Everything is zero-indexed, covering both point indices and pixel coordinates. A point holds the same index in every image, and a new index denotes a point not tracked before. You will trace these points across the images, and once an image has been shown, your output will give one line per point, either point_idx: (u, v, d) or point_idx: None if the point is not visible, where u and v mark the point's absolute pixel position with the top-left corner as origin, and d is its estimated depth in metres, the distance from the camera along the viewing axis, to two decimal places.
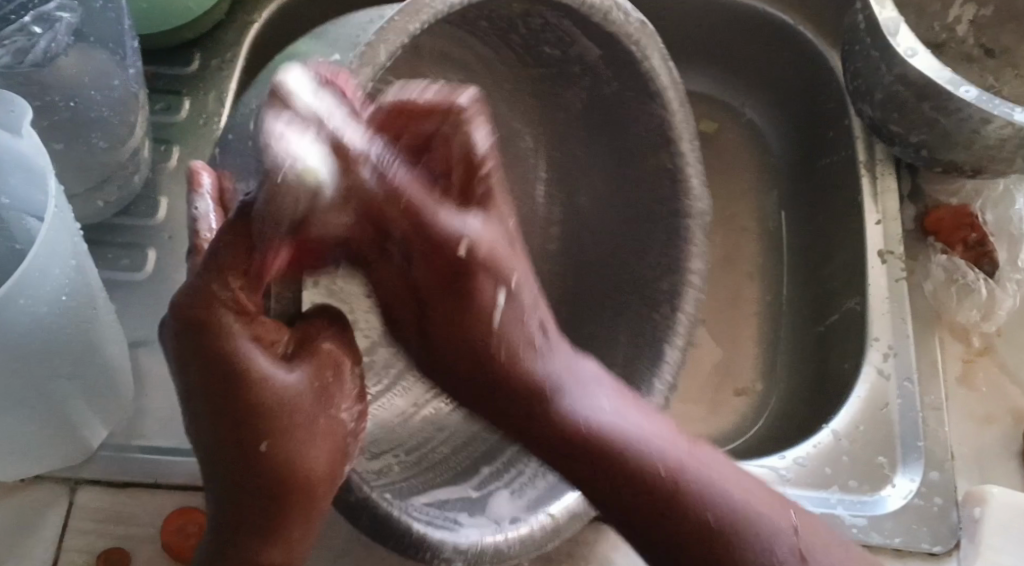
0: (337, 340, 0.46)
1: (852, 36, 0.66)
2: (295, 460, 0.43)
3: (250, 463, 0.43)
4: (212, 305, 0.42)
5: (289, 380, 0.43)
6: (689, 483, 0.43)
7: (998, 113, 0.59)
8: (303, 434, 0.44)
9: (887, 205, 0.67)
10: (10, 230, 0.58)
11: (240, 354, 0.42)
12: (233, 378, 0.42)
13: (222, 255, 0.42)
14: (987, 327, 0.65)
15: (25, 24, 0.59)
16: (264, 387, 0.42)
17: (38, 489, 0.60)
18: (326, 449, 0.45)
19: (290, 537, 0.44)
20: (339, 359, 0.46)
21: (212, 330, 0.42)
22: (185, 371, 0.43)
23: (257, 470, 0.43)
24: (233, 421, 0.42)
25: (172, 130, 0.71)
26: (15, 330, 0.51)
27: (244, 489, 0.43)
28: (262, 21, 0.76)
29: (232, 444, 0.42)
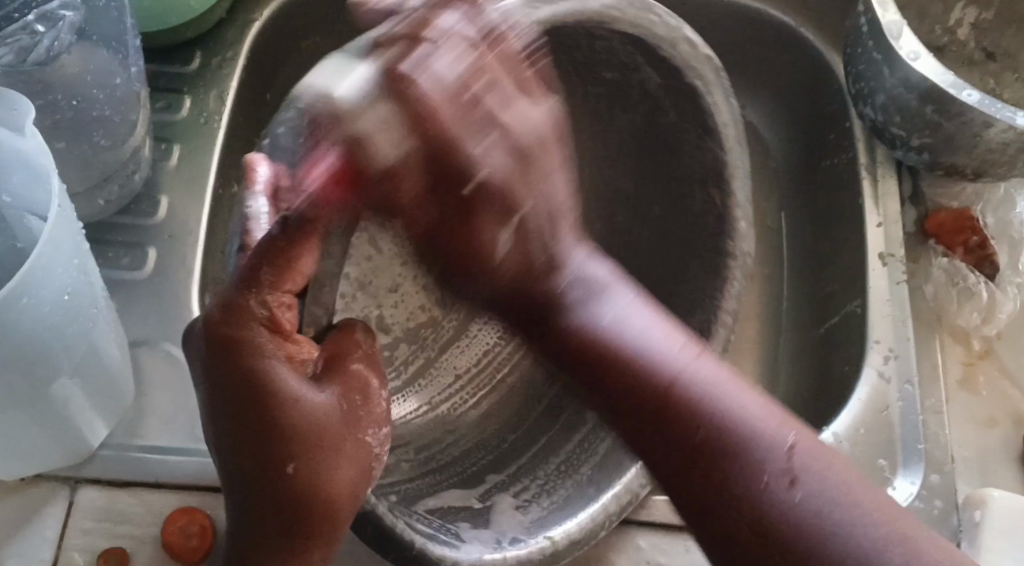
0: (365, 364, 0.50)
1: (855, 39, 0.67)
2: (318, 480, 0.47)
3: (274, 481, 0.47)
4: (246, 324, 0.46)
5: (317, 399, 0.47)
6: (695, 395, 0.46)
7: (1001, 117, 0.59)
8: (328, 456, 0.47)
9: (888, 207, 0.67)
10: (12, 228, 0.59)
11: (273, 377, 0.46)
12: (264, 394, 0.46)
13: (260, 271, 0.47)
14: (987, 330, 0.65)
15: (28, 23, 0.58)
16: (293, 410, 0.46)
17: (39, 488, 0.60)
18: (348, 470, 0.48)
19: (310, 551, 0.48)
20: (368, 386, 0.50)
21: (243, 348, 0.46)
22: (215, 391, 0.47)
23: (279, 488, 0.47)
24: (260, 441, 0.46)
25: (173, 129, 0.71)
26: (17, 329, 0.51)
27: (267, 505, 0.47)
28: (264, 19, 0.76)
29: (258, 462, 0.46)
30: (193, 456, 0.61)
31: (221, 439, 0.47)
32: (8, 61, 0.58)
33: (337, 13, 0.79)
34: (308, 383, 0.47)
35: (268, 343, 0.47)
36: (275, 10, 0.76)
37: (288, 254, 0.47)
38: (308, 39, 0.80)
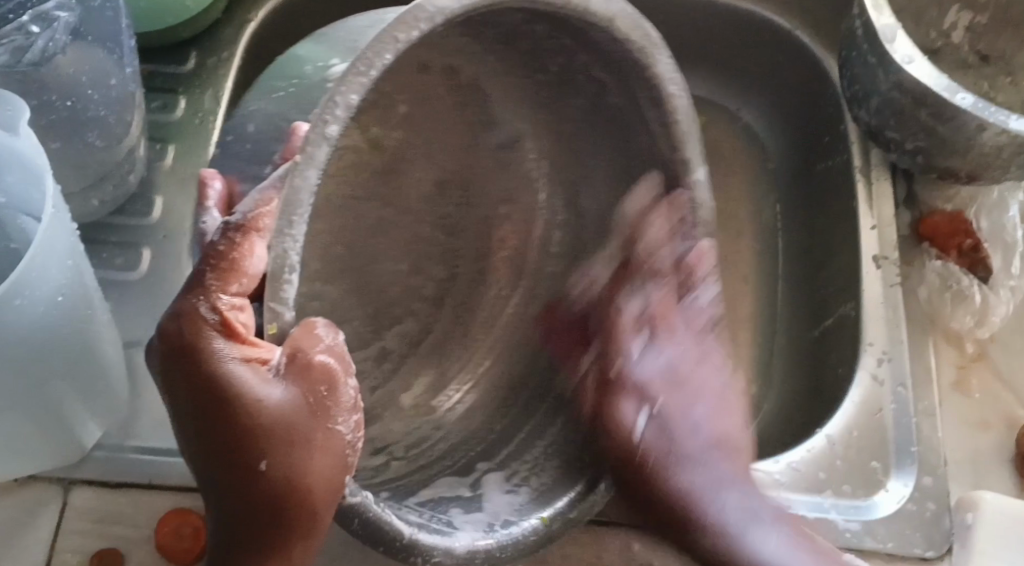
0: (330, 351, 0.46)
1: (849, 42, 0.67)
2: (295, 476, 0.44)
3: (248, 481, 0.44)
4: (199, 328, 0.44)
5: (276, 398, 0.44)
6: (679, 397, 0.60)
7: (994, 120, 0.60)
8: (301, 450, 0.44)
9: (883, 210, 0.67)
10: (7, 230, 0.58)
11: (227, 377, 0.43)
12: (223, 398, 0.44)
13: (209, 280, 0.44)
14: (981, 333, 0.65)
15: (23, 24, 0.58)
16: (255, 408, 0.44)
17: (32, 489, 0.60)
18: (322, 466, 0.45)
19: (291, 550, 0.46)
20: (334, 378, 0.45)
21: (196, 353, 0.43)
22: (176, 396, 0.45)
23: (253, 488, 0.44)
24: (228, 443, 0.44)
25: (169, 129, 0.71)
26: (11, 330, 0.51)
27: (244, 507, 0.45)
28: (260, 19, 0.76)
29: (228, 463, 0.44)
30: None
31: (190, 445, 0.45)
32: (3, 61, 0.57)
33: (333, 14, 0.78)
34: (270, 381, 0.44)
35: (217, 345, 0.43)
36: (270, 10, 0.76)
37: (229, 255, 0.44)
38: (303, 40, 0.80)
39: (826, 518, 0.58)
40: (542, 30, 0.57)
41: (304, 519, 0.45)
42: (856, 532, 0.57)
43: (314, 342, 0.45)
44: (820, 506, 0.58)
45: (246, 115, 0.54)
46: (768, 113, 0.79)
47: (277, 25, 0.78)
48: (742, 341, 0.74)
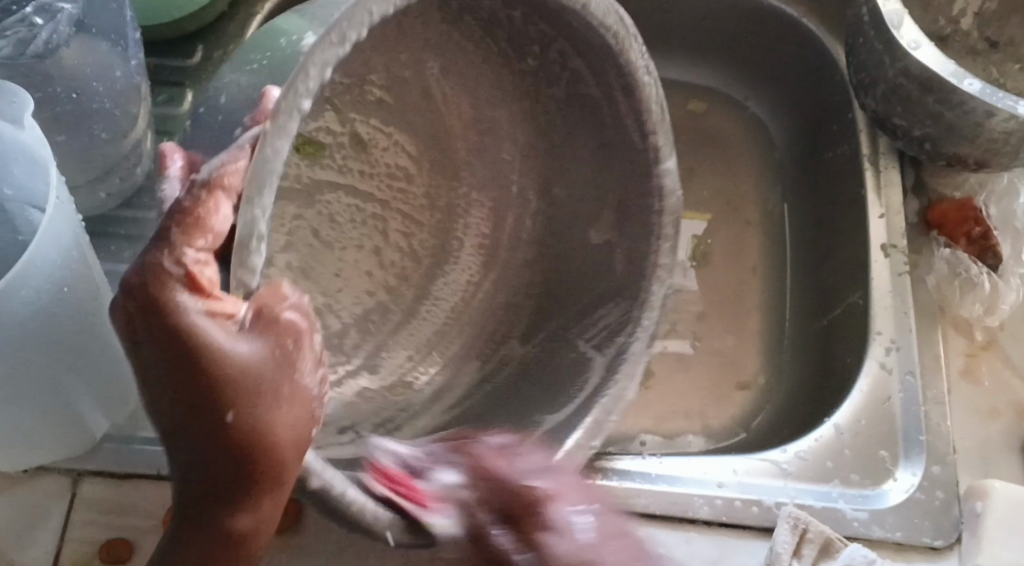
0: (298, 309, 0.44)
1: (856, 29, 0.66)
2: (261, 429, 0.43)
3: (214, 436, 0.43)
4: (164, 282, 0.41)
5: (246, 354, 0.42)
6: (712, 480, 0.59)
7: (1002, 106, 0.59)
8: (268, 403, 0.43)
9: (891, 198, 0.67)
10: (14, 222, 0.59)
11: (191, 331, 0.41)
12: (190, 356, 0.41)
13: (174, 234, 0.41)
14: (991, 321, 0.65)
15: (26, 15, 0.58)
16: (224, 361, 0.42)
17: (41, 480, 0.60)
18: (290, 423, 0.44)
19: (257, 507, 0.45)
20: (300, 333, 0.44)
21: (165, 308, 0.41)
22: (138, 345, 0.42)
23: (217, 444, 0.43)
24: (194, 396, 0.42)
25: (174, 122, 0.71)
26: (17, 321, 0.51)
27: (210, 461, 0.43)
28: (265, 13, 0.76)
29: (194, 419, 0.42)
30: None
31: (149, 397, 0.43)
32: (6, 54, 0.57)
33: None
34: (236, 336, 0.42)
35: (183, 300, 0.41)
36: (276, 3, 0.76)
37: (194, 211, 0.42)
38: None
39: (833, 507, 0.57)
40: (517, 17, 0.58)
41: (271, 477, 0.44)
42: (864, 521, 0.57)
43: (280, 299, 0.43)
44: (828, 495, 0.58)
45: (218, 90, 0.53)
46: (776, 102, 0.79)
47: None
48: (750, 331, 0.74)
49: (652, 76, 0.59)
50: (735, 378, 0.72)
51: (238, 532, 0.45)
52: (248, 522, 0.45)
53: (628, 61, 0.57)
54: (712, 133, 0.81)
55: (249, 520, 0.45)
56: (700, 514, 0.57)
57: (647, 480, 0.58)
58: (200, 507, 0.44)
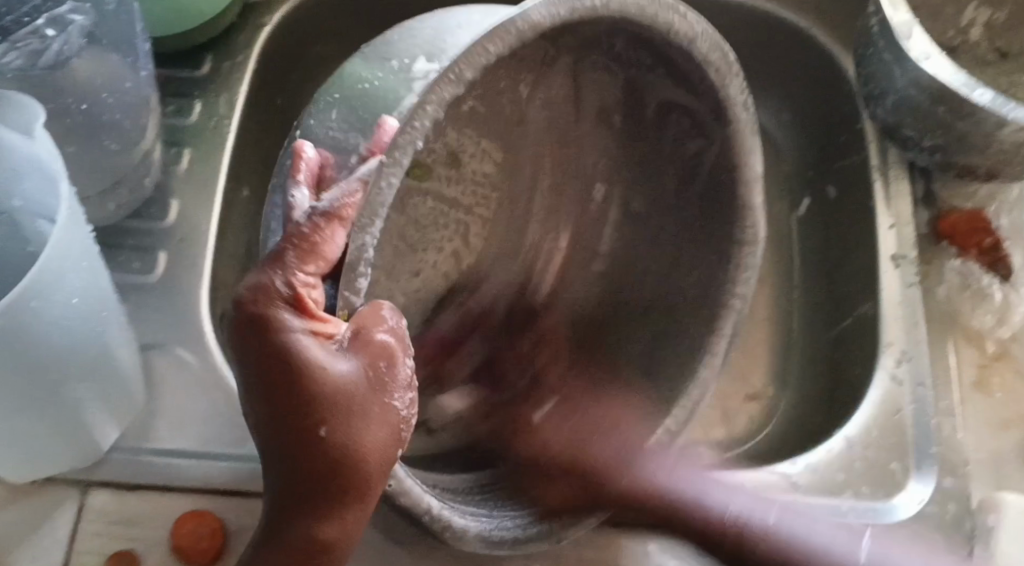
0: (394, 334, 0.46)
1: (866, 39, 0.66)
2: (352, 444, 0.44)
3: (306, 448, 0.44)
4: (271, 302, 0.44)
5: (345, 373, 0.44)
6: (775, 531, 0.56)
7: (1013, 117, 0.59)
8: (360, 418, 0.44)
9: (901, 209, 0.67)
10: (23, 232, 0.59)
11: (292, 347, 0.44)
12: (290, 370, 0.44)
13: (287, 255, 0.45)
14: (1001, 333, 0.64)
15: (39, 27, 0.59)
16: (321, 375, 0.44)
17: (49, 491, 0.60)
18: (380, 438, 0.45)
19: (344, 524, 0.45)
20: (394, 355, 0.46)
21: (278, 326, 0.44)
22: (242, 362, 0.45)
23: (310, 456, 0.44)
24: (289, 408, 0.44)
25: (183, 133, 0.71)
26: (27, 331, 0.51)
27: (302, 475, 0.44)
28: (274, 24, 0.76)
29: (288, 430, 0.44)
30: (202, 460, 0.61)
31: (250, 408, 0.45)
32: (18, 65, 0.58)
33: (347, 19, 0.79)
34: (336, 355, 0.44)
35: (291, 320, 0.44)
36: (285, 13, 0.76)
37: (311, 237, 0.45)
38: (317, 43, 0.80)
39: (843, 521, 0.57)
40: (616, 48, 0.56)
41: (363, 493, 0.45)
42: (875, 535, 0.56)
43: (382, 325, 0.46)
44: (838, 509, 0.57)
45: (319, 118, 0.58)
46: (783, 112, 0.79)
47: (293, 29, 0.78)
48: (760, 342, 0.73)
49: (750, 115, 0.56)
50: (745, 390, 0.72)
51: (320, 552, 0.45)
52: (333, 532, 0.45)
53: (728, 95, 0.55)
54: None
55: (335, 534, 0.45)
56: (711, 526, 0.57)
57: (709, 485, 0.58)
58: (286, 520, 0.45)
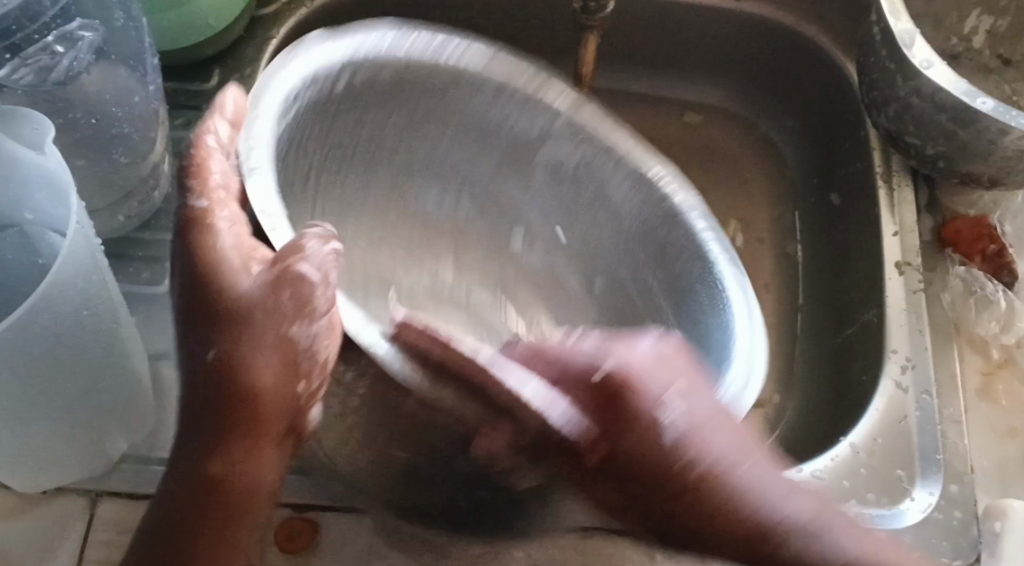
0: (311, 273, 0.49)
1: (868, 48, 0.66)
2: (243, 364, 0.48)
3: (207, 365, 0.48)
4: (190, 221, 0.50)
5: (242, 290, 0.49)
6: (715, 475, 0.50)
7: (1015, 124, 0.59)
8: (252, 338, 0.48)
9: (905, 216, 0.67)
10: (34, 245, 0.60)
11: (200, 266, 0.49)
12: (193, 283, 0.49)
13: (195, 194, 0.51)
14: (1006, 339, 0.64)
15: (48, 43, 0.58)
16: (219, 291, 0.49)
17: (61, 501, 0.60)
18: (274, 374, 0.49)
19: (230, 455, 0.48)
20: (301, 285, 0.49)
21: (208, 261, 0.49)
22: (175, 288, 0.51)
23: (210, 372, 0.48)
24: (197, 323, 0.49)
25: (192, 145, 0.72)
26: (38, 343, 0.52)
27: (203, 397, 0.49)
28: (281, 36, 0.77)
29: (193, 346, 0.49)
30: None
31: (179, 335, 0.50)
32: (29, 82, 0.58)
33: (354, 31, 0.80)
34: (239, 271, 0.49)
35: (229, 250, 0.50)
36: (292, 26, 0.77)
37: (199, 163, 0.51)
38: None
39: None
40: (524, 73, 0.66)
41: (263, 427, 0.49)
42: None
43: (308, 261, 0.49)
44: None
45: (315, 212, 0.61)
46: (786, 120, 0.79)
47: (300, 41, 0.79)
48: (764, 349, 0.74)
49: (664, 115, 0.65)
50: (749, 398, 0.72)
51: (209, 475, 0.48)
52: (220, 464, 0.48)
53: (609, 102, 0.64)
54: (726, 152, 0.81)
55: (222, 465, 0.48)
56: None
57: None
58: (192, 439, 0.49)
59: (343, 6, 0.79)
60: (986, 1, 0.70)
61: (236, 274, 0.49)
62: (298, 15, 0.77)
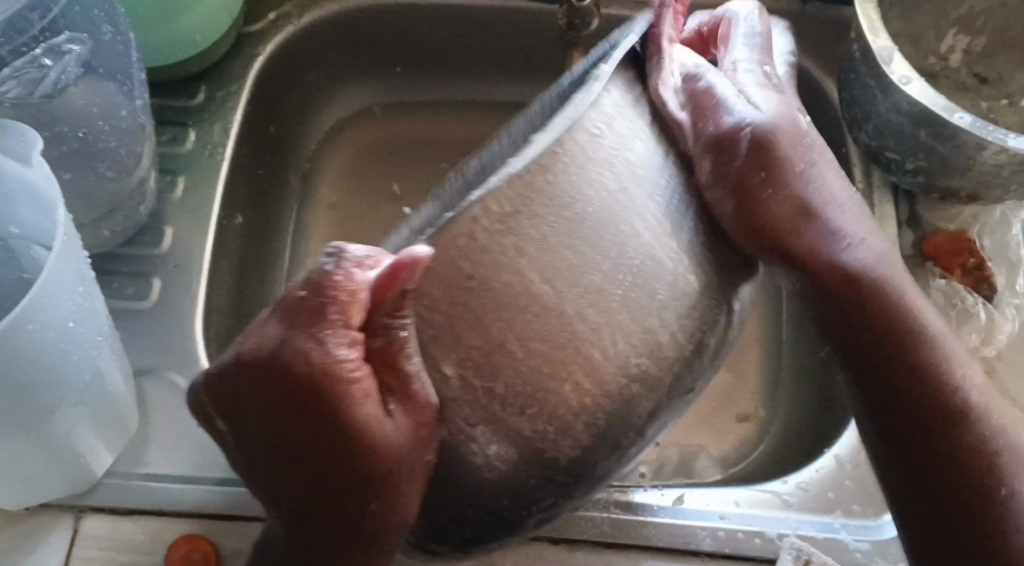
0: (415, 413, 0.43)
1: (848, 65, 0.67)
2: (391, 509, 0.45)
3: (345, 511, 0.45)
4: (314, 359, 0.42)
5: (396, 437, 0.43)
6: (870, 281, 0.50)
7: (992, 139, 0.60)
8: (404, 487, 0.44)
9: (886, 231, 0.68)
10: (19, 259, 0.59)
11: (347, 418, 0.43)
12: (325, 439, 0.43)
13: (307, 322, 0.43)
14: (987, 351, 0.65)
15: (36, 56, 0.58)
16: (368, 435, 0.43)
17: (41, 518, 0.60)
18: (408, 455, 0.44)
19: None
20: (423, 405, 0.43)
21: (318, 380, 0.42)
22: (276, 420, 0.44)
23: (346, 523, 0.45)
24: (331, 471, 0.44)
25: (178, 161, 0.72)
26: (21, 357, 0.51)
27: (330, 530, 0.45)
28: (267, 53, 0.77)
29: (328, 499, 0.44)
30: (195, 484, 0.61)
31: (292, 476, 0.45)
32: (15, 94, 0.58)
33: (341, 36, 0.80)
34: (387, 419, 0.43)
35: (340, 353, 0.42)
36: (279, 43, 0.77)
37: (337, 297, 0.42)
38: (311, 73, 0.82)
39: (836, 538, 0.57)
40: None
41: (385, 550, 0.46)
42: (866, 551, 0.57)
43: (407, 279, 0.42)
44: (830, 525, 0.58)
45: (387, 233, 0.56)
46: None
47: (286, 59, 0.79)
48: (749, 363, 0.74)
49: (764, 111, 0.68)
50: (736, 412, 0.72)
51: None
52: None
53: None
54: None
55: None
56: (703, 546, 0.57)
57: (665, 513, 0.58)
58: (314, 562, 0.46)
59: (330, 23, 0.79)
60: (962, 21, 0.72)
61: (345, 382, 0.43)
62: (284, 33, 0.78)
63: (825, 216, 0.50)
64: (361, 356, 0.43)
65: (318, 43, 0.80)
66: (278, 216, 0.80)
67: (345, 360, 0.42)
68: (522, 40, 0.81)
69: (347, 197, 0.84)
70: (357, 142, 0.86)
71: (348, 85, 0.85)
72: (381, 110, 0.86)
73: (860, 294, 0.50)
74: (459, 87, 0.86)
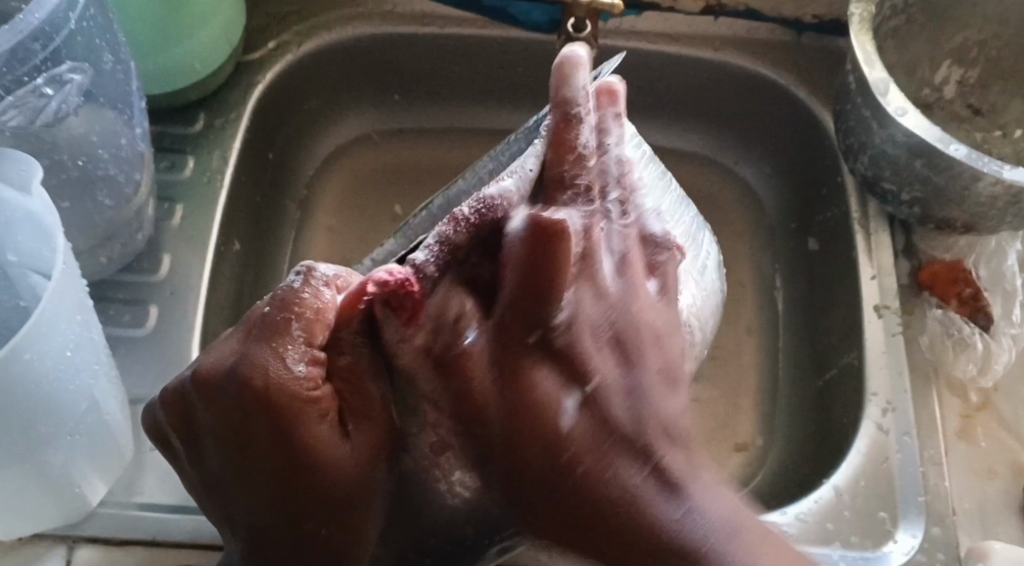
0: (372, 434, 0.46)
1: (844, 96, 0.68)
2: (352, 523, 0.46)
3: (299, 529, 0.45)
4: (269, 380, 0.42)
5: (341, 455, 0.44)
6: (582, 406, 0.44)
7: (988, 170, 0.60)
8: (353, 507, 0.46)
9: (882, 260, 0.68)
10: (15, 287, 0.59)
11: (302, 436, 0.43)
12: (280, 464, 0.44)
13: (267, 331, 0.43)
14: (983, 382, 0.65)
15: (37, 85, 0.56)
16: (323, 456, 0.44)
17: (35, 548, 0.59)
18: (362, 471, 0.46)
19: None
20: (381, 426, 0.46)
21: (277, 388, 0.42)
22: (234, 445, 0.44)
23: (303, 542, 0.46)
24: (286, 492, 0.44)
25: (177, 188, 0.72)
26: (17, 388, 0.51)
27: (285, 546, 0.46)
28: (266, 81, 0.77)
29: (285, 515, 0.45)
30: (190, 513, 0.60)
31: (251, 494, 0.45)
32: (17, 123, 0.57)
33: (342, 57, 0.81)
34: (331, 435, 0.44)
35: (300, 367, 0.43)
36: (278, 71, 0.78)
37: (304, 312, 0.43)
38: (309, 100, 0.82)
39: None
40: None
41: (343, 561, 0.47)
42: None
43: (371, 298, 0.44)
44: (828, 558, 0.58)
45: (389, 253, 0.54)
46: (764, 166, 0.80)
47: (285, 87, 0.79)
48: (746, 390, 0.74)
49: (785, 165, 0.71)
50: (733, 440, 0.72)
51: None
52: None
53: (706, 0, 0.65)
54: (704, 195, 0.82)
55: None
56: None
57: None
58: None
59: (329, 50, 0.80)
60: (956, 52, 0.72)
61: (304, 396, 0.43)
62: (283, 61, 0.78)
63: (587, 340, 0.45)
64: (319, 372, 0.44)
65: (317, 70, 0.80)
66: (274, 244, 0.80)
67: (304, 378, 0.43)
68: (520, 68, 0.82)
69: (345, 223, 0.84)
70: (354, 169, 0.86)
71: (347, 111, 0.85)
72: (379, 136, 0.87)
73: (566, 487, 0.44)
74: (457, 113, 0.86)
